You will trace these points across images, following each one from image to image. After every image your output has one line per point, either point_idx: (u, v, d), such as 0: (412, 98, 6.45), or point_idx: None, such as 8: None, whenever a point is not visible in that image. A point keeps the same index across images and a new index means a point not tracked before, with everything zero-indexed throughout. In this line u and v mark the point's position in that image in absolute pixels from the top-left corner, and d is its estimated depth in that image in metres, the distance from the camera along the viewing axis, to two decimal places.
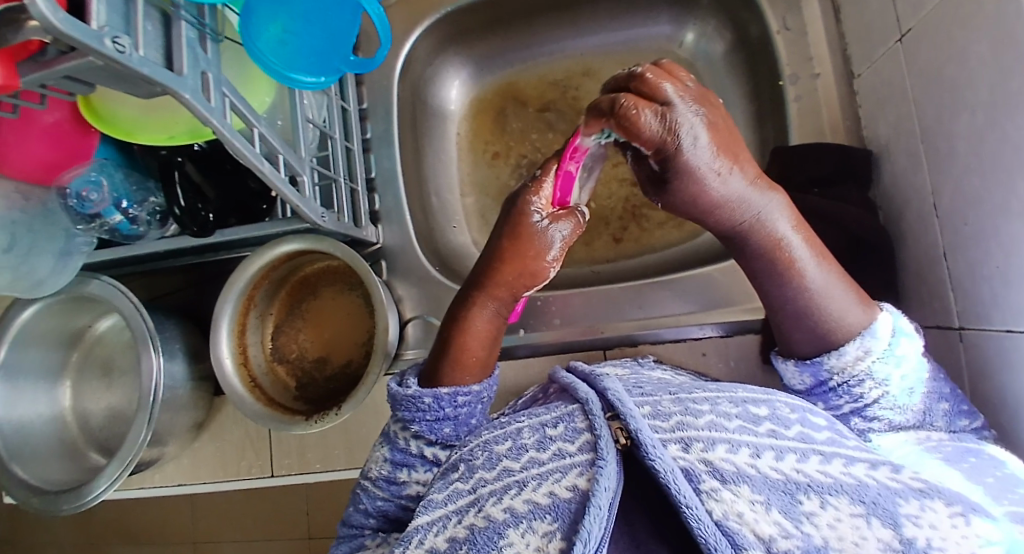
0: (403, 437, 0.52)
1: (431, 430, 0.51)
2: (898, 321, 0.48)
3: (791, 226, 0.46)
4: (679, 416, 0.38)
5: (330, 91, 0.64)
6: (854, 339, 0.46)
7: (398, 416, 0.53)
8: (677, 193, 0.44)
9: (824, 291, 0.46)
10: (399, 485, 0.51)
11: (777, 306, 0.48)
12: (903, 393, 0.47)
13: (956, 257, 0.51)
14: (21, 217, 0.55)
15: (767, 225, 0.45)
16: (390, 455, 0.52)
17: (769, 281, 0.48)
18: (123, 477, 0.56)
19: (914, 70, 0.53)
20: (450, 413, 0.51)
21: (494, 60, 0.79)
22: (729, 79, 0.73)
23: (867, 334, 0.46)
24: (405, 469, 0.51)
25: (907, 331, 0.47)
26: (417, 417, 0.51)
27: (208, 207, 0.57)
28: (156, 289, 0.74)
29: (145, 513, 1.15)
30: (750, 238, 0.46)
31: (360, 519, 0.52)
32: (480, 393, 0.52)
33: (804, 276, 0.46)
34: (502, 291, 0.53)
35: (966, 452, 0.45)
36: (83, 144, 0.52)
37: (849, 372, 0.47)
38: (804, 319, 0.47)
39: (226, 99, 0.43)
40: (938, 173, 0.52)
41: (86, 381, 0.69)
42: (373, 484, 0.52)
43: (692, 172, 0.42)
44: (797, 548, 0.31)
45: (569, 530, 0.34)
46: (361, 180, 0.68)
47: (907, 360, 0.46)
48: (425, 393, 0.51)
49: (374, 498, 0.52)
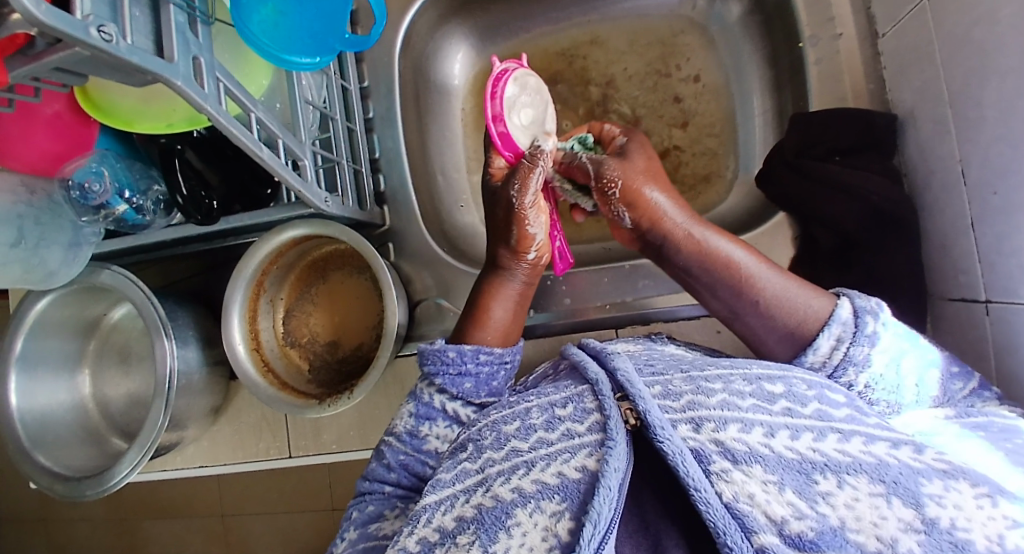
0: (428, 392, 0.51)
1: (453, 384, 0.51)
2: (864, 303, 0.44)
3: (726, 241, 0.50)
4: (690, 395, 0.37)
5: (329, 69, 0.62)
6: (823, 329, 0.44)
7: (424, 372, 0.52)
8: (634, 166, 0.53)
9: (782, 287, 0.47)
10: (421, 439, 0.50)
11: (743, 309, 0.48)
12: (891, 369, 0.43)
13: (983, 229, 0.48)
14: (27, 211, 0.55)
15: (705, 234, 0.50)
16: (415, 409, 0.51)
17: (726, 292, 0.48)
18: (144, 463, 0.57)
19: (942, 29, 0.50)
20: (473, 368, 0.51)
21: (498, 30, 0.76)
22: (745, 44, 0.70)
23: (832, 322, 0.44)
24: (427, 423, 0.50)
25: (870, 309, 0.44)
26: (441, 371, 0.51)
27: (211, 194, 0.56)
28: (167, 276, 0.75)
29: (173, 488, 1.19)
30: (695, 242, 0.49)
31: (382, 474, 0.51)
32: (501, 357, 0.52)
33: (757, 276, 0.47)
34: (511, 259, 0.56)
35: (976, 427, 0.42)
36: (84, 134, 0.52)
37: (831, 364, 0.43)
38: (773, 316, 0.46)
39: (220, 84, 0.41)
40: (965, 140, 0.49)
41: (105, 367, 0.70)
42: (397, 438, 0.51)
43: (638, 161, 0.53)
44: (811, 530, 0.30)
45: (578, 510, 0.34)
46: (364, 162, 0.67)
47: (883, 339, 0.43)
48: (449, 347, 0.51)
49: (396, 453, 0.51)
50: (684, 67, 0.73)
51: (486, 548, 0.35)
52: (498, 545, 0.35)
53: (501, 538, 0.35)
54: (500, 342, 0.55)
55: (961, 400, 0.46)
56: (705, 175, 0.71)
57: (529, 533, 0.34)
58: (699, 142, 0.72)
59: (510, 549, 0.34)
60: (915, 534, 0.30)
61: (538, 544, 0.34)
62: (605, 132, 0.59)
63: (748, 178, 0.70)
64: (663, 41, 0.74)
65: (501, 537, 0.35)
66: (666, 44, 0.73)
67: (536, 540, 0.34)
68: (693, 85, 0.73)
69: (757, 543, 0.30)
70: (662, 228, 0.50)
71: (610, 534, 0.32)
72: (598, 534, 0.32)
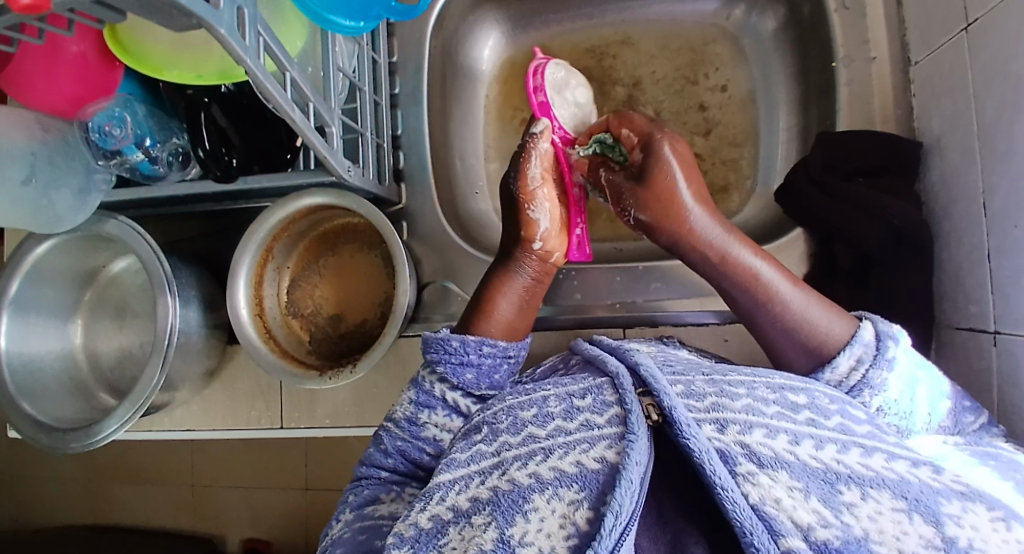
0: (429, 380, 0.51)
1: (455, 373, 0.50)
2: (886, 327, 0.45)
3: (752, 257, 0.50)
4: (715, 397, 0.37)
5: (362, 40, 0.61)
6: (843, 349, 0.45)
7: (426, 360, 0.52)
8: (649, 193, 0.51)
9: (805, 305, 0.47)
10: (420, 427, 0.50)
11: (765, 323, 0.49)
12: (905, 395, 0.43)
13: (1000, 261, 0.49)
14: (41, 149, 0.54)
15: (729, 247, 0.50)
16: (415, 396, 0.51)
17: (746, 301, 0.50)
18: (134, 420, 0.55)
19: (979, 60, 0.51)
20: (475, 359, 0.51)
21: (531, 21, 0.76)
22: (776, 59, 0.70)
23: (855, 342, 0.45)
24: (427, 410, 0.50)
25: (892, 333, 0.44)
26: (443, 359, 0.51)
27: (232, 152, 0.55)
28: (172, 235, 0.73)
29: (145, 454, 1.16)
30: (721, 254, 0.50)
31: (378, 459, 0.51)
32: (504, 351, 0.52)
33: (782, 294, 0.48)
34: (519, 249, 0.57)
35: (986, 455, 0.42)
36: (107, 77, 0.50)
37: (848, 384, 0.44)
38: (794, 333, 0.47)
39: (260, 38, 0.40)
40: (992, 172, 0.50)
41: (99, 320, 0.69)
42: (395, 424, 0.51)
43: (673, 164, 0.50)
44: (836, 539, 0.30)
45: (597, 501, 0.33)
46: (387, 137, 0.66)
47: (900, 364, 0.43)
48: (453, 336, 0.51)
49: (394, 439, 0.50)
50: (713, 77, 0.73)
51: (502, 530, 0.34)
52: (515, 528, 0.34)
53: (518, 522, 0.34)
54: (506, 337, 0.55)
55: (973, 433, 0.46)
56: (723, 186, 0.72)
57: (546, 519, 0.34)
58: (720, 153, 0.72)
59: (528, 534, 0.33)
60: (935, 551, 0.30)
61: (556, 531, 0.33)
62: (624, 138, 0.54)
63: (766, 192, 0.70)
64: (695, 48, 0.74)
65: (518, 520, 0.34)
66: (696, 51, 0.74)
67: (554, 527, 0.33)
68: (720, 95, 0.73)
69: (783, 547, 0.30)
70: (686, 239, 0.51)
71: (631, 525, 0.32)
72: (619, 525, 0.32)
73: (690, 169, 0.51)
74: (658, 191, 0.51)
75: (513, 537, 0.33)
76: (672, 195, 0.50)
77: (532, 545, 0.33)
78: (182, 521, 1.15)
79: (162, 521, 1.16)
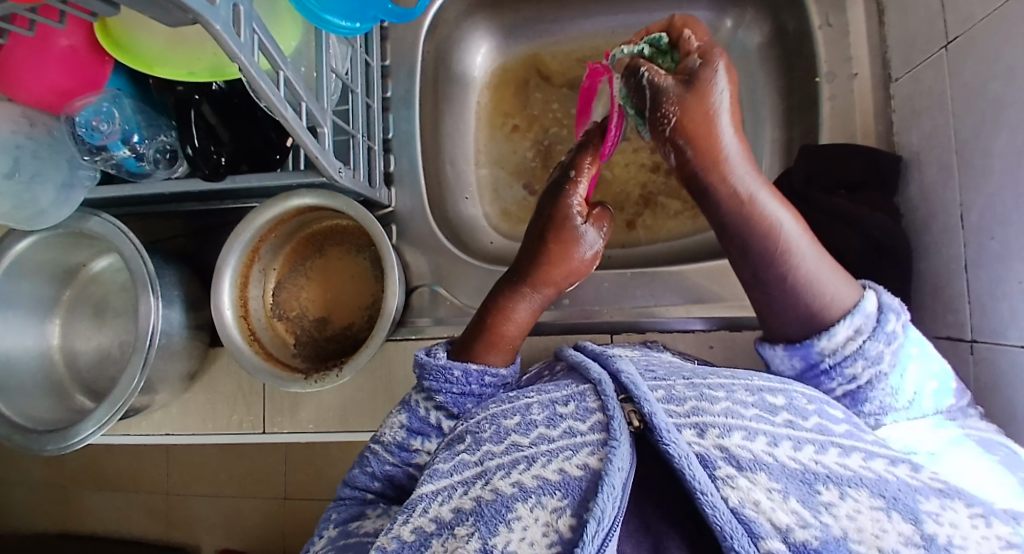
0: (425, 407, 0.51)
1: (455, 403, 0.50)
2: (889, 300, 0.45)
3: (777, 203, 0.45)
4: (694, 401, 0.37)
5: (355, 42, 0.61)
6: (843, 318, 0.45)
7: (421, 385, 0.52)
8: (693, 109, 0.42)
9: (818, 269, 0.45)
10: (411, 452, 0.50)
11: (771, 281, 0.46)
12: (896, 372, 0.45)
13: (977, 271, 0.50)
14: (26, 143, 0.54)
15: (757, 190, 0.44)
16: (407, 421, 0.51)
17: (757, 256, 0.45)
18: (112, 422, 0.54)
19: (958, 79, 0.52)
20: (477, 389, 0.51)
21: (524, 29, 0.76)
22: (763, 73, 0.72)
23: (857, 312, 0.44)
24: (419, 437, 0.50)
25: (895, 307, 0.45)
26: (443, 388, 0.50)
27: (221, 149, 0.55)
28: (156, 234, 0.72)
29: (119, 460, 1.13)
30: (745, 206, 0.44)
31: (364, 481, 0.50)
32: (505, 379, 0.52)
33: (799, 254, 0.45)
34: (550, 285, 0.55)
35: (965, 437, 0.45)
36: (94, 72, 0.50)
37: (842, 353, 0.45)
38: (799, 293, 0.45)
39: (255, 36, 0.39)
40: (969, 186, 0.51)
41: (77, 319, 0.67)
42: (384, 448, 0.50)
43: (727, 83, 0.43)
44: (815, 539, 0.30)
45: (579, 508, 0.33)
46: (378, 139, 0.66)
47: (898, 339, 0.44)
48: (455, 366, 0.50)
49: (382, 463, 0.50)
50: None
51: (485, 540, 0.33)
52: (498, 538, 0.33)
53: (501, 532, 0.33)
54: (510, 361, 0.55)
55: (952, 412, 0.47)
56: None
57: (529, 528, 0.33)
58: None
59: (511, 543, 0.33)
60: (915, 548, 0.30)
61: (538, 539, 0.32)
62: (682, 40, 0.47)
63: None
64: None
65: (501, 530, 0.33)
66: None
67: (537, 536, 0.32)
68: None
69: (763, 549, 0.30)
70: (718, 169, 0.44)
71: (612, 533, 0.31)
72: (602, 532, 0.31)
73: (735, 105, 0.44)
74: (698, 126, 0.42)
75: (496, 547, 0.33)
76: (713, 136, 0.43)
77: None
78: (155, 530, 1.12)
79: (132, 530, 1.12)
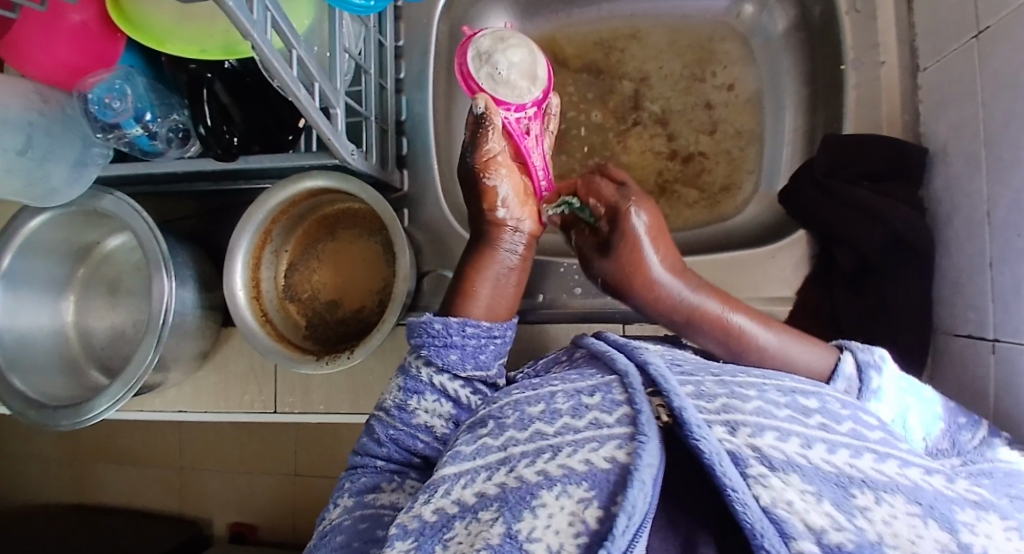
0: (415, 365, 0.50)
1: (439, 355, 0.49)
2: (868, 356, 0.45)
3: (722, 308, 0.50)
4: (725, 399, 0.37)
5: (369, 21, 0.60)
6: (826, 387, 0.45)
7: (411, 345, 0.51)
8: (616, 263, 0.52)
9: (781, 347, 0.48)
10: (410, 414, 0.49)
11: (746, 367, 0.50)
12: (897, 424, 0.44)
13: (1001, 268, 0.49)
14: (39, 120, 0.54)
15: (699, 304, 0.50)
16: (403, 383, 0.50)
17: (722, 351, 0.50)
18: (126, 400, 0.54)
19: (988, 69, 0.51)
20: (458, 340, 0.50)
21: (541, 10, 0.75)
22: (786, 60, 0.70)
23: (837, 378, 0.45)
24: (416, 397, 0.49)
25: (874, 363, 0.45)
26: (427, 342, 0.50)
27: (233, 129, 0.55)
28: (169, 213, 0.72)
29: (132, 435, 1.15)
30: (691, 309, 0.50)
31: (372, 448, 0.50)
32: (489, 330, 0.51)
33: (758, 338, 0.49)
34: (486, 224, 0.57)
35: (981, 474, 0.41)
36: (108, 49, 0.50)
37: None
38: None
39: (268, 14, 0.38)
40: (996, 180, 0.50)
41: (90, 297, 0.68)
42: (387, 413, 0.50)
43: (638, 232, 0.51)
44: (850, 542, 0.29)
45: (608, 500, 0.32)
46: (391, 121, 0.66)
47: (888, 392, 0.44)
48: (435, 319, 0.50)
49: (386, 428, 0.50)
50: (721, 74, 0.73)
51: (510, 526, 0.33)
52: (523, 524, 0.33)
53: (526, 518, 0.33)
54: (488, 317, 0.54)
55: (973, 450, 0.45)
56: (726, 185, 0.72)
57: (555, 516, 0.32)
58: (725, 150, 0.72)
59: (536, 530, 0.32)
60: None
61: (564, 529, 0.32)
62: (591, 207, 0.55)
63: (769, 193, 0.71)
64: (704, 45, 0.73)
65: (526, 516, 0.33)
66: (705, 48, 0.73)
67: (563, 525, 0.32)
68: (726, 93, 0.73)
69: (795, 550, 0.29)
70: (651, 299, 0.51)
71: (643, 526, 0.31)
72: (632, 526, 0.31)
73: (656, 232, 0.52)
74: (625, 257, 0.52)
75: (520, 533, 0.32)
76: (640, 260, 0.51)
77: (541, 542, 0.32)
78: (168, 503, 1.14)
79: (146, 501, 1.15)
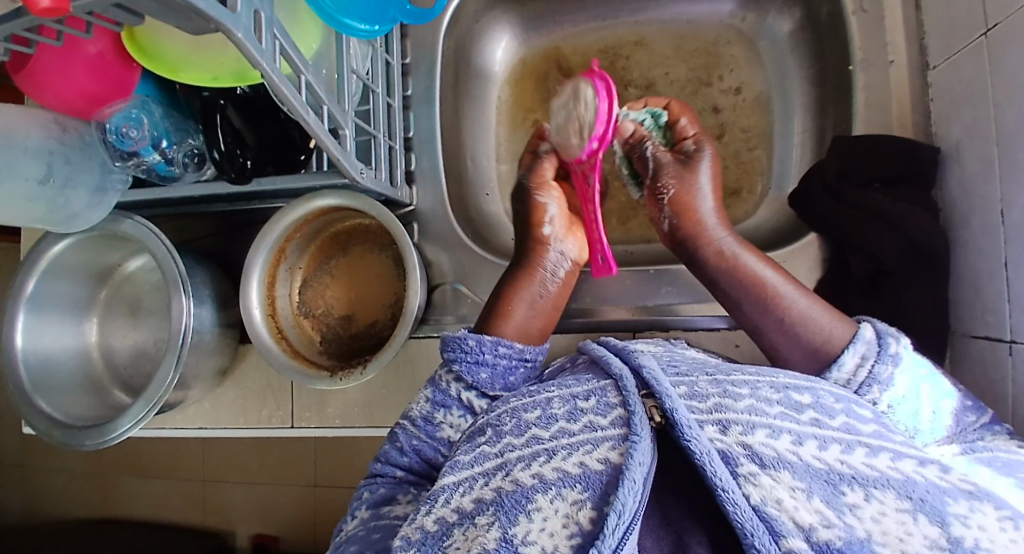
0: (446, 379, 0.51)
1: (469, 372, 0.51)
2: (886, 329, 0.46)
3: (761, 264, 0.53)
4: (718, 397, 0.36)
5: (375, 41, 0.61)
6: (848, 347, 0.45)
7: (443, 359, 0.53)
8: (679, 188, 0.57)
9: (807, 310, 0.49)
10: (435, 426, 0.50)
11: (767, 325, 0.51)
12: (911, 393, 0.43)
13: (1018, 270, 0.48)
14: (58, 149, 0.55)
15: (742, 253, 0.54)
16: (431, 395, 0.51)
17: (750, 306, 0.52)
18: (148, 418, 0.56)
19: (1000, 68, 0.50)
20: (490, 359, 0.51)
21: (545, 21, 0.75)
22: (793, 62, 0.70)
23: (857, 340, 0.45)
24: (442, 410, 0.50)
25: (892, 332, 0.45)
26: (459, 357, 0.51)
27: (245, 153, 0.55)
28: (185, 233, 0.74)
29: (155, 449, 1.17)
30: (731, 253, 0.54)
31: (394, 458, 0.50)
32: (520, 352, 0.53)
33: (784, 298, 0.50)
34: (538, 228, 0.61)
35: (982, 461, 0.40)
36: (126, 79, 0.51)
37: (856, 381, 0.44)
38: (794, 334, 0.49)
39: (276, 42, 0.39)
40: (1010, 180, 0.49)
41: (113, 317, 0.69)
42: (411, 423, 0.51)
43: (706, 170, 0.57)
44: (838, 539, 0.29)
45: (600, 501, 0.32)
46: (399, 138, 0.66)
47: (903, 359, 0.44)
48: (470, 336, 0.52)
49: (410, 437, 0.50)
50: (727, 78, 0.73)
51: (505, 530, 0.33)
52: (518, 528, 0.33)
53: (521, 522, 0.33)
54: (518, 339, 0.56)
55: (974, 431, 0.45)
56: (735, 189, 0.71)
57: (549, 519, 0.33)
58: (733, 154, 0.72)
59: (530, 533, 0.32)
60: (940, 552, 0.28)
61: (558, 531, 0.32)
62: (680, 126, 0.61)
63: (779, 196, 0.70)
64: (709, 50, 0.73)
65: (521, 520, 0.33)
66: (711, 53, 0.73)
67: (556, 527, 0.32)
68: (733, 96, 0.73)
69: (784, 548, 0.29)
70: (697, 234, 0.55)
71: (635, 525, 0.31)
72: (622, 525, 0.31)
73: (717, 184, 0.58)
74: (687, 184, 0.57)
75: (516, 537, 0.32)
76: (693, 185, 0.56)
77: (535, 545, 0.32)
78: (192, 515, 1.16)
79: (169, 514, 1.17)
